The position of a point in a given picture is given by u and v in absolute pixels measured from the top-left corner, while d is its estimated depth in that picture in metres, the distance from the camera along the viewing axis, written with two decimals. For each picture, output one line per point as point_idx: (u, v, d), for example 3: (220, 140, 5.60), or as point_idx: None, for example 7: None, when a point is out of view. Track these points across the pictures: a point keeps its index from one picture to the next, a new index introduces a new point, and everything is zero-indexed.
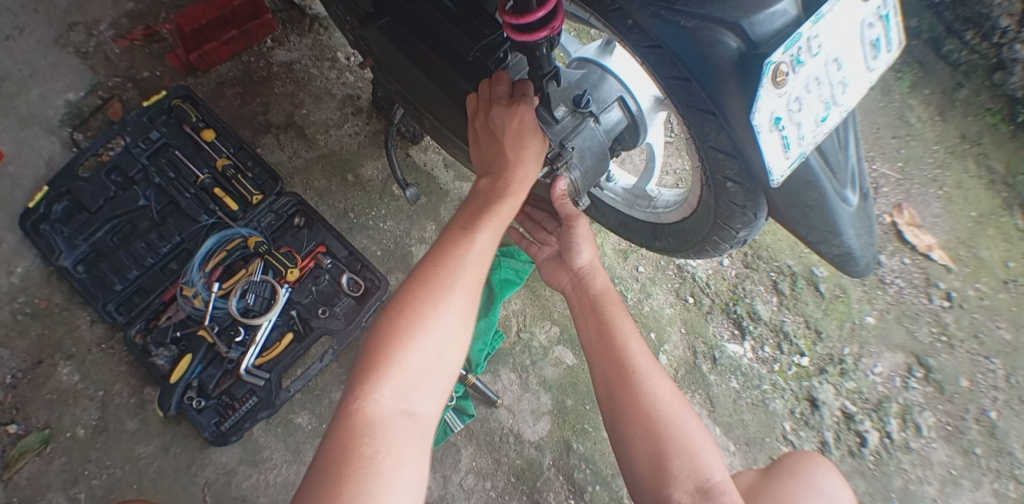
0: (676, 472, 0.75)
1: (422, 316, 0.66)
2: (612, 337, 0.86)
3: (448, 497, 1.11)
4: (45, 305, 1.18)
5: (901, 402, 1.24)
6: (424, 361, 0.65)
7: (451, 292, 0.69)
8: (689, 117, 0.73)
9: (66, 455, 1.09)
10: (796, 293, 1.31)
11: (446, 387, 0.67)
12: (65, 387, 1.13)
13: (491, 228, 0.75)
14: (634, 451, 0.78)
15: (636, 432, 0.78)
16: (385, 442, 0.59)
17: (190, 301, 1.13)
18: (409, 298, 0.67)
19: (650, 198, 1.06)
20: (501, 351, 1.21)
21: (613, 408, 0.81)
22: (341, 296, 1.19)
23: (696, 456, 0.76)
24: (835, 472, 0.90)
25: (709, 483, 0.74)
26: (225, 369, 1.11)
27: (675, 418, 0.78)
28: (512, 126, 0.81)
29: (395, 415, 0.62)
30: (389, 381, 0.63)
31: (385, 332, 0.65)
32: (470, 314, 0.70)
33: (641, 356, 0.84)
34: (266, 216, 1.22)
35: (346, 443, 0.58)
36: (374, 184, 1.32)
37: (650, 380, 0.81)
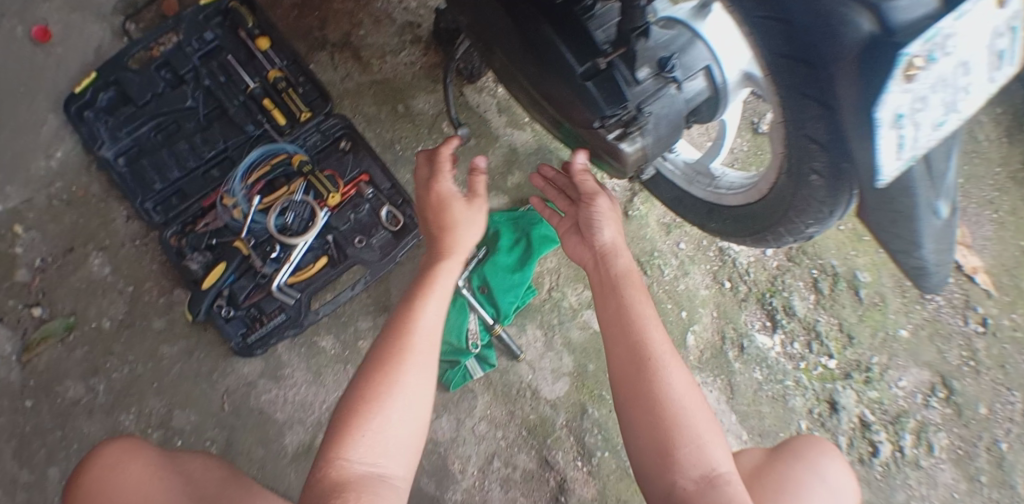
0: (681, 460, 0.72)
1: (383, 392, 0.73)
2: (626, 320, 0.83)
3: (459, 439, 1.13)
4: (82, 195, 1.16)
5: (918, 418, 1.24)
6: (392, 421, 0.72)
7: (411, 350, 0.77)
8: (791, 98, 0.69)
9: (89, 345, 1.11)
10: (835, 293, 1.29)
11: (414, 445, 0.74)
12: (94, 278, 1.14)
13: (439, 289, 0.83)
14: (637, 439, 0.75)
15: (638, 426, 0.75)
16: (352, 494, 0.65)
17: (228, 211, 1.12)
18: (374, 361, 0.76)
19: (713, 176, 1.01)
20: (530, 306, 1.20)
21: (622, 399, 0.79)
22: (378, 229, 1.17)
23: (702, 450, 0.72)
24: (838, 459, 0.91)
25: (715, 473, 0.71)
26: (257, 283, 1.11)
27: (682, 411, 0.74)
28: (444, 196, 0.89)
29: (365, 474, 0.68)
30: (356, 442, 0.69)
31: (350, 400, 0.73)
32: (432, 370, 0.78)
33: (657, 341, 0.80)
34: (313, 135, 1.20)
35: (319, 499, 0.65)
36: (424, 118, 1.27)
37: (662, 367, 0.77)
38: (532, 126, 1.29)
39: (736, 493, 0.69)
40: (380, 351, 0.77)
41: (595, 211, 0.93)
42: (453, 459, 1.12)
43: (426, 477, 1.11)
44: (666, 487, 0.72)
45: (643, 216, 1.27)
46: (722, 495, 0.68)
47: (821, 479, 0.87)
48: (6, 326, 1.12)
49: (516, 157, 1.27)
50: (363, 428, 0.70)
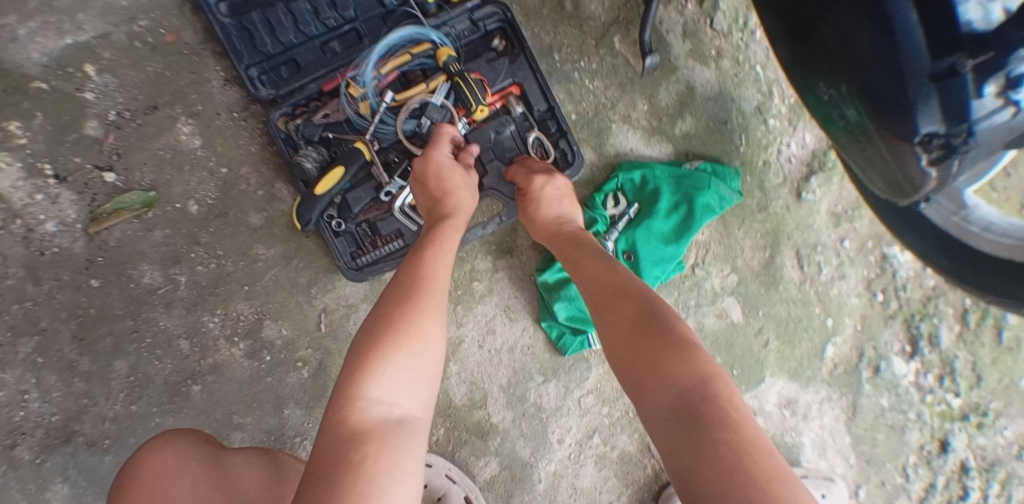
0: (650, 388, 0.58)
1: (401, 333, 0.63)
2: (593, 271, 0.75)
3: (563, 409, 1.04)
4: (172, 42, 0.95)
5: (1007, 469, 1.15)
6: (411, 365, 0.62)
7: (433, 295, 0.69)
8: None
9: (171, 228, 0.96)
10: (979, 329, 1.15)
11: (431, 391, 0.64)
12: (181, 149, 0.96)
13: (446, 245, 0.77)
14: (620, 377, 0.63)
15: (615, 354, 0.64)
16: (375, 443, 0.54)
17: (355, 104, 0.92)
18: (385, 305, 0.67)
19: (962, 205, 0.81)
20: (671, 280, 1.05)
21: (603, 339, 0.67)
22: (522, 158, 0.98)
23: (683, 364, 0.58)
24: None
25: (689, 386, 0.56)
26: (376, 198, 0.94)
27: (654, 329, 0.62)
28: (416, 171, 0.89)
29: (383, 417, 0.57)
30: (376, 378, 0.60)
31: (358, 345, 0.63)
32: (443, 310, 0.69)
33: (624, 282, 0.71)
34: (462, 23, 0.95)
35: (330, 454, 0.53)
36: (594, 25, 1.03)
37: (622, 301, 0.68)
38: (718, 62, 1.05)
39: (726, 405, 0.54)
40: (395, 298, 0.67)
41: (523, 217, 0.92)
42: (554, 428, 1.04)
43: (523, 442, 1.03)
44: (647, 418, 0.57)
45: (815, 200, 1.08)
46: (704, 405, 0.54)
47: None
48: (71, 189, 0.94)
49: (692, 100, 1.05)
50: (377, 366, 0.60)
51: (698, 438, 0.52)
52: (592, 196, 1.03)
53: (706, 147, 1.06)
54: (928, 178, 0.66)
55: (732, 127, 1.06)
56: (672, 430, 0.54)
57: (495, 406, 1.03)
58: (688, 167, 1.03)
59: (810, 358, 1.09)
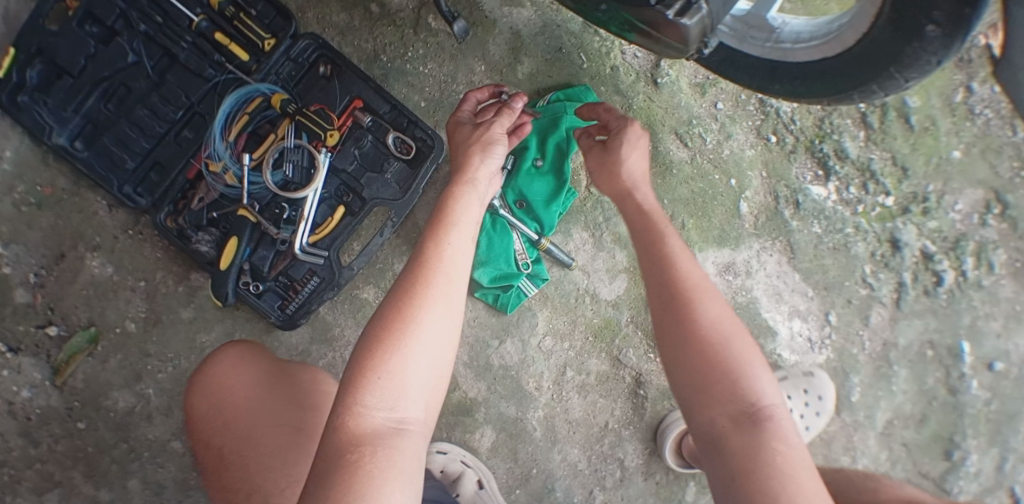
0: (716, 397, 0.70)
1: (399, 337, 0.64)
2: (659, 252, 0.79)
3: (528, 360, 1.10)
4: (51, 193, 1.01)
5: (978, 240, 1.19)
6: (412, 365, 0.63)
7: (432, 286, 0.68)
8: None
9: (121, 352, 1.03)
10: (886, 125, 1.17)
11: (436, 392, 0.65)
12: (100, 281, 1.03)
13: (461, 231, 0.75)
14: (676, 380, 0.74)
15: (687, 355, 0.72)
16: (370, 448, 0.58)
17: (220, 179, 0.98)
18: (390, 301, 0.67)
19: (771, 29, 0.83)
20: (573, 208, 1.10)
21: (663, 335, 0.75)
22: (390, 161, 1.04)
23: (743, 382, 0.70)
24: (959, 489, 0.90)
25: (754, 408, 0.69)
26: (278, 250, 1.01)
27: (727, 343, 0.72)
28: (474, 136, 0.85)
29: (383, 425, 0.60)
30: (372, 389, 0.61)
31: (360, 343, 0.65)
32: (456, 304, 0.69)
33: (693, 275, 0.77)
34: (284, 66, 1.01)
35: (333, 456, 0.58)
36: (405, 16, 1.07)
37: (700, 299, 0.74)
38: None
39: (779, 426, 0.68)
40: (402, 296, 0.67)
41: (589, 170, 0.92)
42: (527, 379, 1.11)
43: (505, 403, 1.10)
44: (705, 421, 0.70)
45: (673, 82, 1.12)
46: (763, 427, 0.67)
47: None
48: (29, 354, 1.02)
49: (522, 42, 1.09)
50: (376, 372, 0.62)
51: (764, 454, 0.65)
52: None
53: (553, 79, 1.10)
54: (689, 29, 0.68)
55: (569, 50, 1.10)
56: (733, 442, 0.67)
57: (467, 382, 1.09)
58: (542, 103, 1.08)
59: (730, 221, 1.13)
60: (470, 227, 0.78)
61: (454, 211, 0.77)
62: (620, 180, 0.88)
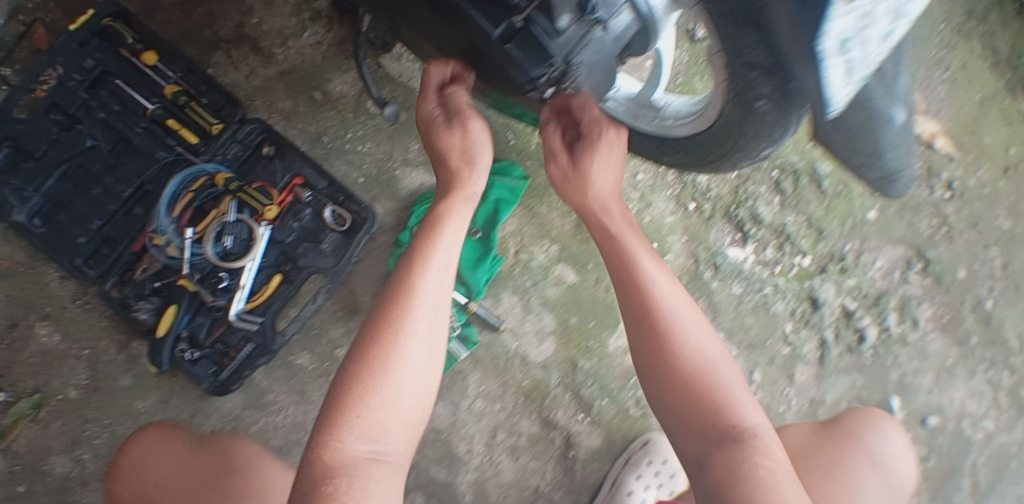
0: (698, 419, 0.67)
1: (378, 371, 0.66)
2: (632, 272, 0.78)
3: (459, 421, 1.13)
4: (8, 266, 1.08)
5: (900, 296, 1.23)
6: (392, 399, 0.66)
7: (411, 318, 0.70)
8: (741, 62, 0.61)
9: (62, 417, 1.06)
10: (799, 191, 1.24)
11: (415, 424, 0.68)
12: (46, 349, 1.07)
13: (441, 252, 0.76)
14: (659, 405, 0.71)
15: (664, 375, 0.70)
16: (347, 479, 0.59)
17: (163, 251, 1.05)
18: (371, 333, 0.69)
19: (657, 107, 0.92)
20: (501, 275, 1.17)
21: (641, 354, 0.73)
22: (327, 232, 1.10)
23: (722, 403, 0.67)
24: (891, 425, 0.93)
25: (739, 428, 0.65)
26: (214, 318, 1.06)
27: (705, 362, 0.70)
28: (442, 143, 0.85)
29: (361, 457, 0.62)
30: (352, 424, 0.63)
31: (343, 375, 0.67)
32: (437, 334, 0.72)
33: (665, 295, 0.75)
34: (231, 147, 1.10)
35: (309, 487, 0.59)
36: (346, 101, 1.17)
37: (675, 318, 0.73)
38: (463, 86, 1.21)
39: (764, 447, 0.64)
40: (382, 327, 0.69)
41: (554, 183, 0.91)
42: (459, 442, 1.12)
43: (436, 466, 1.12)
44: (689, 445, 0.68)
45: None
46: (746, 448, 0.63)
47: (883, 465, 0.88)
48: None
49: None
50: (358, 406, 0.64)
51: (747, 469, 0.61)
52: (400, 235, 1.14)
53: None
54: None
55: (497, 128, 1.19)
56: (716, 462, 0.64)
57: None
58: None
59: None
60: (455, 255, 0.79)
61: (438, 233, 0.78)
62: (588, 199, 0.87)
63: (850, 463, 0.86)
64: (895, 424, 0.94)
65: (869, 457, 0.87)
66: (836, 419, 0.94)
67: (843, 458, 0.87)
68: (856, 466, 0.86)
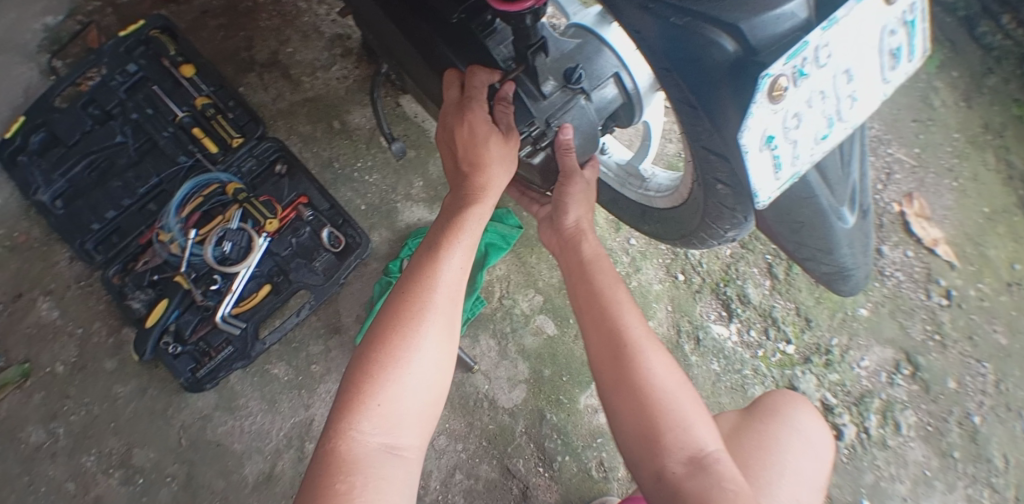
0: (669, 443, 0.71)
1: (395, 366, 0.64)
2: (606, 306, 0.79)
3: (419, 455, 1.13)
4: (25, 241, 1.16)
5: (884, 398, 1.21)
6: (405, 396, 0.64)
7: (429, 313, 0.67)
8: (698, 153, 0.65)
9: (45, 390, 1.11)
10: (791, 278, 1.25)
11: (428, 419, 0.66)
12: (44, 323, 1.13)
13: (463, 243, 0.72)
14: (623, 425, 0.74)
15: (631, 406, 0.73)
16: (362, 478, 0.58)
17: (166, 247, 1.10)
18: (386, 323, 0.66)
19: (643, 178, 0.96)
20: (482, 316, 1.19)
21: (608, 383, 0.75)
22: (321, 252, 1.15)
23: (688, 430, 0.72)
24: (808, 406, 0.90)
25: (702, 453, 0.71)
26: (202, 316, 1.11)
27: (672, 394, 0.73)
28: (483, 147, 0.73)
29: (376, 451, 0.61)
30: (368, 415, 0.61)
31: (355, 366, 0.65)
32: (454, 327, 0.69)
33: (635, 326, 0.77)
34: (247, 161, 1.16)
35: (322, 480, 0.58)
36: (361, 133, 1.23)
37: (644, 353, 0.75)
38: None
39: (724, 471, 0.69)
40: (398, 317, 0.66)
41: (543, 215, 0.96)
42: None
43: None
44: (656, 467, 0.71)
45: None
46: (710, 474, 0.68)
47: (795, 434, 0.86)
48: None
49: None
50: (371, 398, 0.62)
51: (712, 496, 0.66)
52: (390, 264, 1.17)
53: None
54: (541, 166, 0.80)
55: None
56: (687, 486, 0.68)
57: None
58: None
59: None
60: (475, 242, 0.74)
61: (462, 223, 0.73)
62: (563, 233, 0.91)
63: (778, 440, 0.85)
64: (812, 406, 0.91)
65: (795, 440, 0.85)
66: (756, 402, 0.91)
67: (772, 434, 0.85)
68: (783, 439, 0.85)
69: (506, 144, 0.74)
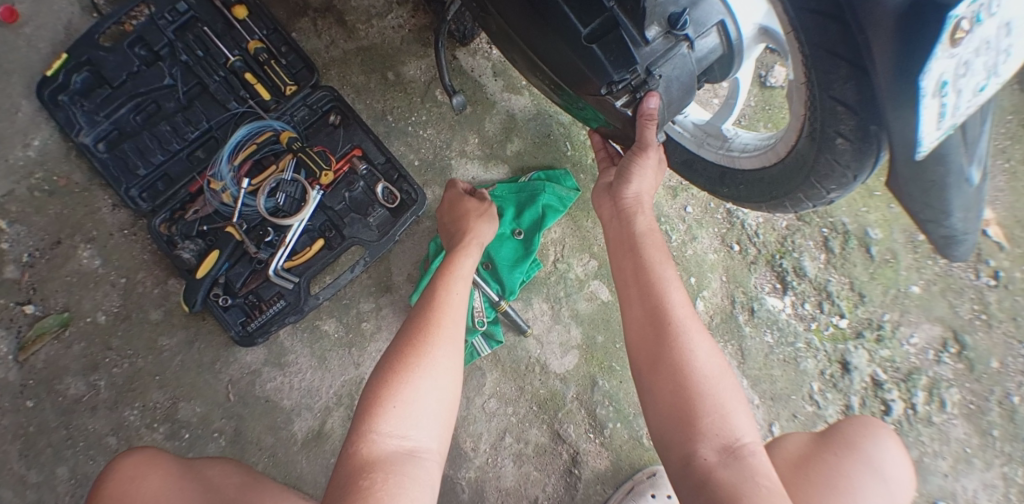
0: (704, 429, 0.69)
1: (409, 371, 0.71)
2: (646, 286, 0.79)
3: (470, 417, 1.12)
4: (65, 184, 1.11)
5: (930, 375, 1.21)
6: (421, 397, 0.70)
7: (438, 327, 0.76)
8: (821, 105, 0.66)
9: (86, 340, 1.07)
10: (846, 252, 1.23)
11: (445, 421, 0.71)
12: (85, 271, 1.09)
13: (458, 278, 0.86)
14: (656, 412, 0.73)
15: (661, 395, 0.73)
16: (383, 474, 0.62)
17: (218, 196, 1.07)
18: (404, 337, 0.76)
19: (724, 138, 0.94)
20: (536, 280, 1.17)
21: (642, 373, 0.75)
22: (375, 207, 1.12)
23: (726, 418, 0.70)
24: (889, 446, 0.86)
25: (738, 443, 0.68)
26: (253, 269, 1.08)
27: (712, 379, 0.72)
28: (462, 205, 1.00)
29: (395, 451, 0.65)
30: (386, 417, 0.67)
31: (378, 375, 0.71)
32: (462, 340, 0.77)
33: (677, 305, 0.77)
34: (300, 110, 1.13)
35: (347, 480, 0.62)
36: (416, 86, 1.19)
37: (686, 335, 0.74)
38: (530, 90, 1.22)
39: (759, 465, 0.67)
40: (410, 335, 0.75)
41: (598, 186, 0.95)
42: (465, 438, 1.11)
43: None
44: (681, 458, 0.69)
45: None
46: (746, 464, 0.66)
47: (875, 475, 0.82)
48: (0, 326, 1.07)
49: (515, 124, 1.21)
50: (388, 401, 0.68)
51: (747, 486, 0.64)
52: None
53: (538, 160, 1.20)
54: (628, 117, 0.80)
55: (557, 137, 1.22)
56: (720, 474, 0.66)
57: None
58: (524, 180, 1.17)
59: None
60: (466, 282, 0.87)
61: (455, 261, 0.89)
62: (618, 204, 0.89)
63: (854, 474, 0.81)
64: (896, 445, 0.87)
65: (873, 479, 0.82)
66: (834, 438, 0.86)
67: (845, 468, 0.82)
68: (857, 476, 0.81)
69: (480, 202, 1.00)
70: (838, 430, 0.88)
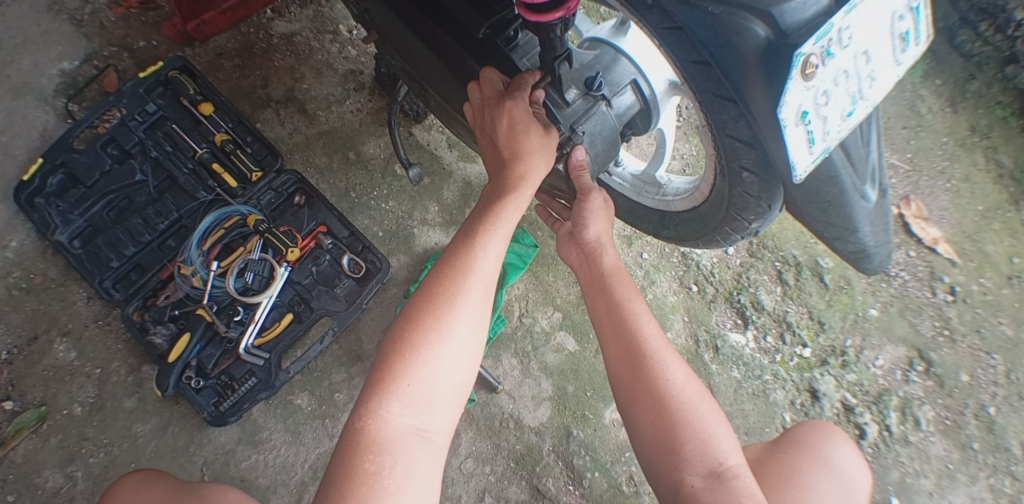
0: (689, 456, 0.71)
1: (424, 348, 0.66)
2: (621, 319, 0.79)
3: (447, 480, 1.11)
4: (41, 281, 1.15)
5: (901, 395, 1.22)
6: (434, 379, 0.66)
7: (460, 301, 0.69)
8: (724, 148, 0.73)
9: (62, 433, 1.08)
10: (800, 283, 1.28)
11: (456, 404, 0.69)
12: (61, 364, 1.11)
13: (497, 233, 0.74)
14: (644, 436, 0.74)
15: (652, 418, 0.73)
16: (390, 459, 0.61)
17: (188, 280, 1.11)
18: (417, 306, 0.69)
19: (660, 185, 1.01)
20: (503, 336, 1.21)
21: (630, 398, 0.76)
22: (341, 278, 1.17)
23: (710, 442, 0.71)
24: (844, 445, 0.88)
25: (722, 467, 0.70)
26: (225, 349, 1.11)
27: (694, 403, 0.73)
28: (525, 133, 0.78)
29: (403, 432, 0.63)
30: (397, 398, 0.64)
31: (384, 351, 0.67)
32: (481, 320, 0.71)
33: (653, 336, 0.77)
34: (266, 194, 1.19)
35: (349, 463, 0.61)
36: (376, 163, 1.27)
37: (664, 364, 0.75)
38: None
39: (744, 488, 0.69)
40: (422, 305, 0.69)
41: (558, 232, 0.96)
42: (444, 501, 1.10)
43: None
44: (673, 480, 0.71)
45: None
46: (730, 491, 0.68)
47: (830, 471, 0.84)
48: None
49: (471, 190, 1.27)
50: (401, 380, 0.65)
51: None
52: (409, 287, 1.19)
53: None
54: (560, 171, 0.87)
55: None
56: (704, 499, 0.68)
57: None
58: None
59: None
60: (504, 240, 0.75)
61: (498, 213, 0.75)
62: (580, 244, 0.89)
63: (809, 472, 0.83)
64: (851, 445, 0.89)
65: (829, 476, 0.83)
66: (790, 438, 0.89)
67: (801, 465, 0.83)
68: (811, 473, 0.83)
69: (545, 137, 0.79)
70: (792, 430, 0.90)
